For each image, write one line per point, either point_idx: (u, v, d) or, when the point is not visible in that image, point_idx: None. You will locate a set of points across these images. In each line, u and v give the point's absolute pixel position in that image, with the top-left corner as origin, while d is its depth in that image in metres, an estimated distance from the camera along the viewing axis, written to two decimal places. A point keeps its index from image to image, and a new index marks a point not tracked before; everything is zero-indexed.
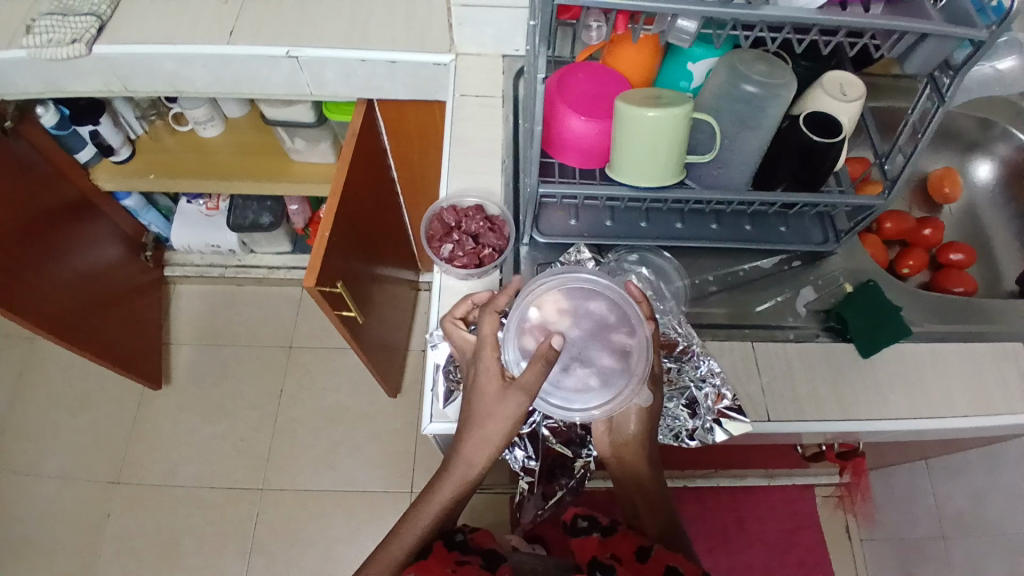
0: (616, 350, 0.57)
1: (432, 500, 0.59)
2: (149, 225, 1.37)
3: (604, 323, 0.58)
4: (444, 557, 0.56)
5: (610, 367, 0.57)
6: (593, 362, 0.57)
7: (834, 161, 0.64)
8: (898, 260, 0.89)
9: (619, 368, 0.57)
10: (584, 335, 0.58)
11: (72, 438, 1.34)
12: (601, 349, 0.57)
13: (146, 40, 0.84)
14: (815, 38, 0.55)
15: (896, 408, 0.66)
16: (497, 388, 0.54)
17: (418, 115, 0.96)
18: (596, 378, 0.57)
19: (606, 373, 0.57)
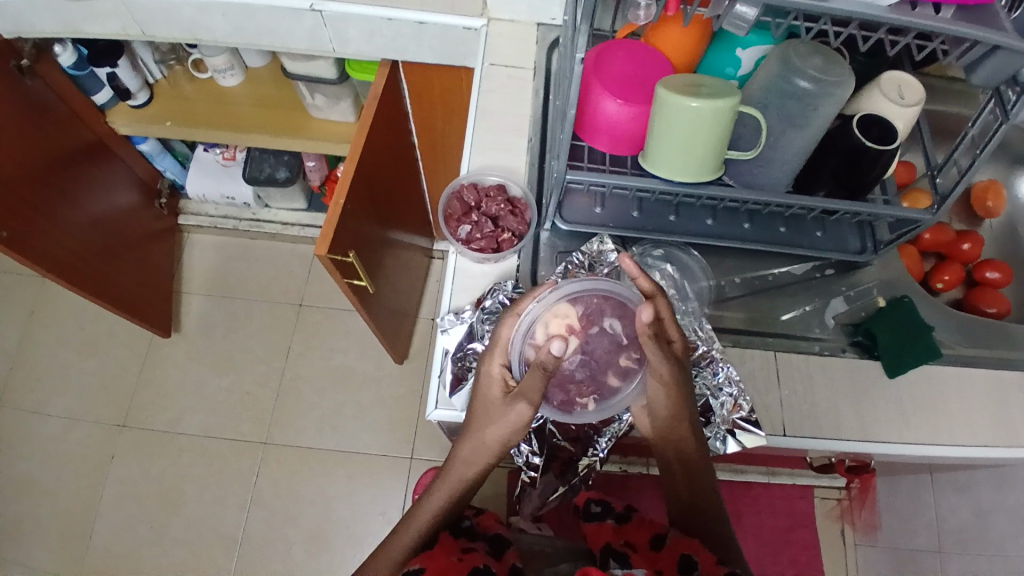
0: (624, 368, 0.55)
1: (443, 497, 0.58)
2: (165, 171, 1.35)
3: (618, 341, 0.55)
4: (450, 546, 0.60)
5: (614, 385, 0.55)
6: (596, 379, 0.55)
7: (883, 169, 0.60)
8: (932, 273, 0.85)
9: (623, 388, 0.55)
10: (591, 351, 0.55)
11: (81, 379, 1.36)
12: (609, 367, 0.55)
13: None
14: (879, 37, 0.50)
15: (918, 432, 0.64)
16: (499, 394, 0.53)
17: (443, 81, 0.92)
18: (597, 396, 0.55)
19: (608, 392, 0.55)
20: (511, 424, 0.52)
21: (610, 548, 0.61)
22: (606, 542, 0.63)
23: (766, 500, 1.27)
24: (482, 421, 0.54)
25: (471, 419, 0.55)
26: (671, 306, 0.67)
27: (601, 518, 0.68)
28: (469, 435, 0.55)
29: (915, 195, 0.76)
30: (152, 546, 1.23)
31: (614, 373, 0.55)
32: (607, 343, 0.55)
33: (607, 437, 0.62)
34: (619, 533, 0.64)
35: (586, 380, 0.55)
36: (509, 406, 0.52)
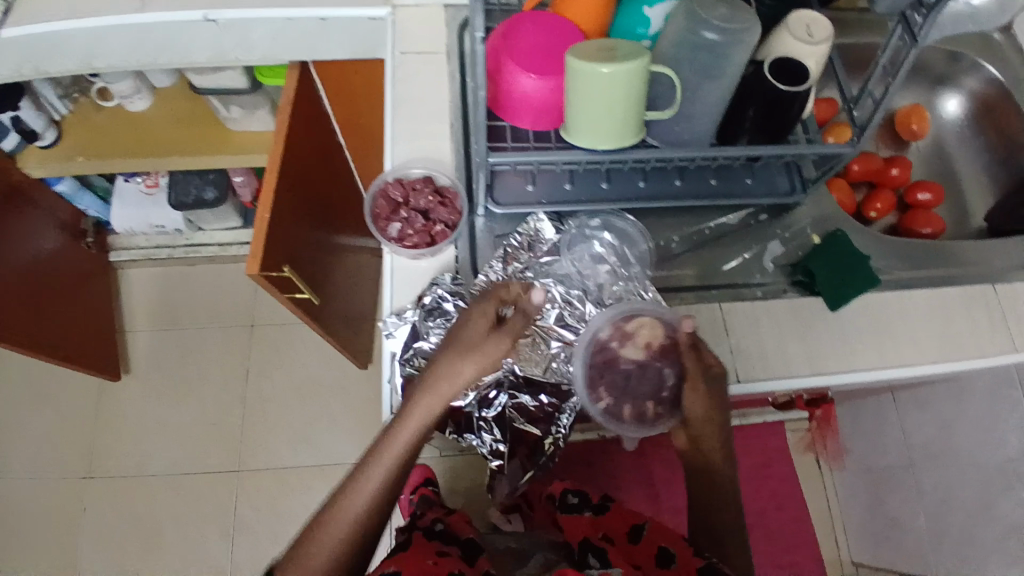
0: (641, 409, 0.59)
1: (415, 429, 0.53)
2: (86, 210, 1.28)
3: (661, 389, 0.59)
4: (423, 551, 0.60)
5: (625, 412, 0.58)
6: (625, 396, 0.59)
7: (801, 108, 0.61)
8: (865, 204, 0.87)
9: (626, 419, 0.58)
10: (638, 377, 0.59)
11: (34, 437, 1.30)
12: (639, 397, 0.59)
13: (54, 16, 0.74)
14: None
15: (865, 359, 0.66)
16: (485, 325, 0.56)
17: (359, 75, 0.89)
18: (610, 405, 0.59)
19: (618, 411, 0.58)
20: (488, 357, 0.54)
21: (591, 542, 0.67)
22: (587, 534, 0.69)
23: (741, 443, 1.31)
24: (464, 345, 0.55)
25: (444, 351, 0.55)
26: (614, 274, 0.66)
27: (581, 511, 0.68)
28: (440, 366, 0.54)
29: (836, 129, 0.77)
30: None
31: (632, 406, 0.58)
32: (654, 380, 0.59)
33: (566, 416, 0.62)
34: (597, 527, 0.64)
35: (619, 385, 0.59)
36: (494, 336, 0.55)
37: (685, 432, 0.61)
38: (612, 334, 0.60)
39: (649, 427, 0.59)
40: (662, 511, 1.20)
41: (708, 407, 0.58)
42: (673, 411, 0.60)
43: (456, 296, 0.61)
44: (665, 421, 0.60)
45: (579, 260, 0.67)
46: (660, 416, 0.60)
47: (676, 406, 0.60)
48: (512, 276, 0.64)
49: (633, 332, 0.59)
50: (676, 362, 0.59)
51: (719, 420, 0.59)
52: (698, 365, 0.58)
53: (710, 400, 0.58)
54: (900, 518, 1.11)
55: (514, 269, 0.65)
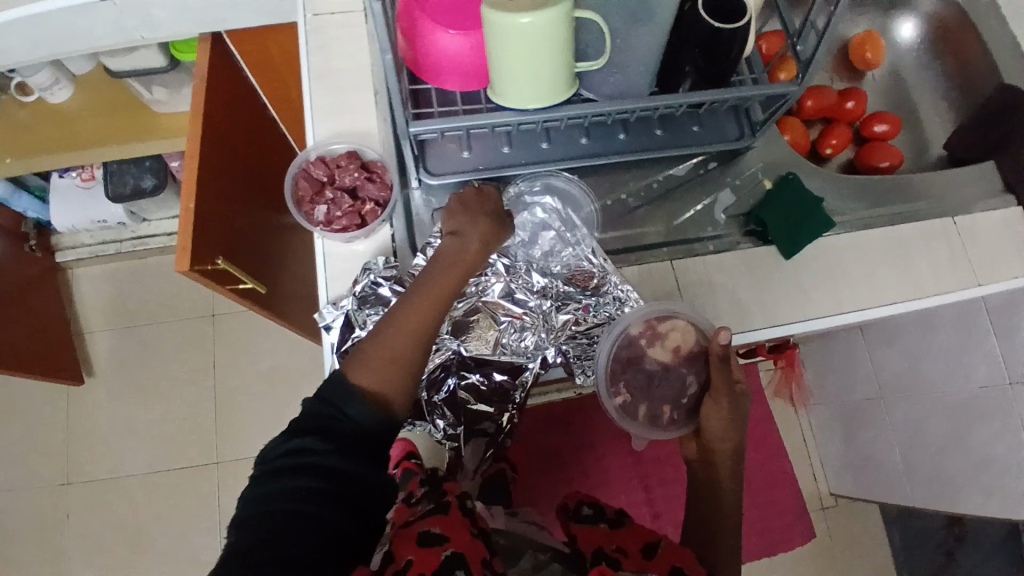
0: (656, 411, 0.59)
1: (453, 282, 0.54)
2: (26, 211, 1.22)
3: (682, 395, 0.59)
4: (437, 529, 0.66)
5: (639, 412, 0.59)
6: (643, 395, 0.59)
7: (742, 47, 0.57)
8: (820, 141, 0.84)
9: (638, 417, 0.59)
10: (657, 380, 0.59)
11: (4, 449, 1.27)
12: (658, 399, 0.59)
13: None
14: None
15: (820, 305, 0.64)
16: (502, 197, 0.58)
17: (280, 45, 0.83)
18: (626, 402, 0.59)
19: (634, 409, 0.59)
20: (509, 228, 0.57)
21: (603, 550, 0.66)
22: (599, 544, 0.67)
23: None
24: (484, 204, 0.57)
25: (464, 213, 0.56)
26: (560, 240, 0.63)
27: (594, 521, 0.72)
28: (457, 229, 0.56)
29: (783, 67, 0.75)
30: None
31: (648, 407, 0.59)
32: (677, 384, 0.59)
33: (519, 392, 0.62)
34: (612, 537, 0.67)
35: (639, 384, 0.60)
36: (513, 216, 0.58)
37: (697, 441, 0.61)
38: (643, 331, 0.60)
39: (661, 430, 0.59)
40: (643, 465, 1.21)
41: (727, 424, 0.57)
42: (690, 419, 0.60)
43: (391, 279, 0.58)
44: (680, 427, 0.60)
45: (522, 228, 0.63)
46: (674, 421, 0.59)
47: (693, 414, 0.60)
48: None
49: (663, 332, 0.59)
50: (702, 371, 0.58)
51: (735, 438, 0.58)
52: (724, 380, 0.56)
53: (729, 417, 0.57)
54: (873, 450, 1.14)
55: None
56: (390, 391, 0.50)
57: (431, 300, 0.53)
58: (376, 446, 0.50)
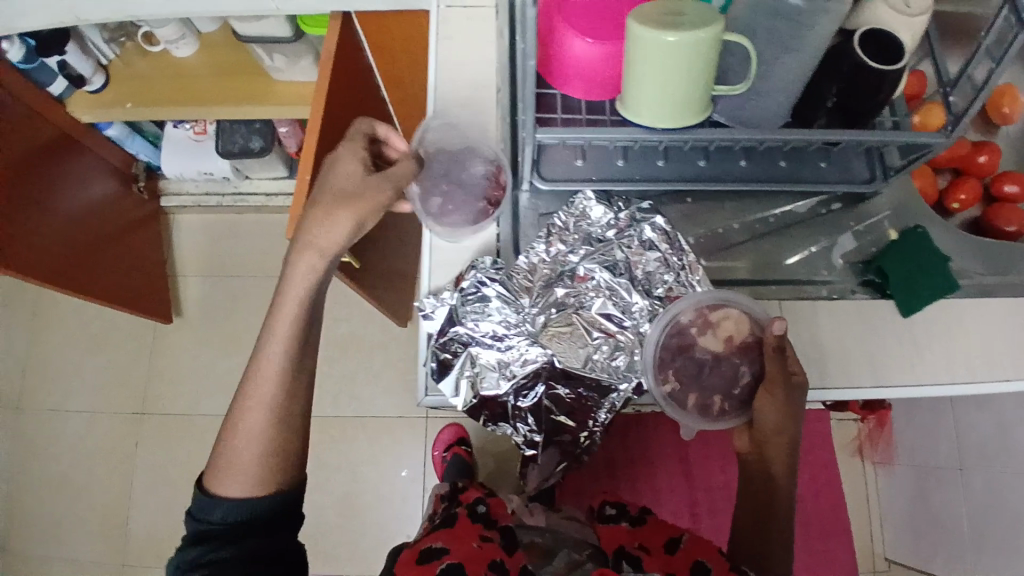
0: (706, 401, 0.59)
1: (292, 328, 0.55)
2: (138, 154, 1.29)
3: (730, 385, 0.59)
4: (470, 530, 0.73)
5: (691, 401, 0.58)
6: (692, 384, 0.59)
7: (892, 88, 0.53)
8: (948, 192, 0.77)
9: (688, 407, 0.58)
10: (703, 366, 0.59)
11: (95, 375, 1.37)
12: (707, 387, 0.59)
13: None
14: None
15: (934, 373, 0.60)
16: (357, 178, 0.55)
17: (403, 28, 0.84)
18: (676, 389, 0.58)
19: (683, 398, 0.59)
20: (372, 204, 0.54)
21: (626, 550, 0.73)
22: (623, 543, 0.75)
23: None
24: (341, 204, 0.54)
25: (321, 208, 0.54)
26: (665, 263, 0.62)
27: (617, 520, 0.80)
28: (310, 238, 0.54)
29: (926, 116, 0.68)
30: None
31: (699, 396, 0.59)
32: (727, 374, 0.59)
33: (605, 409, 0.60)
34: (635, 535, 0.76)
35: (689, 373, 0.59)
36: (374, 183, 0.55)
37: (748, 434, 0.63)
38: (694, 320, 0.59)
39: (713, 421, 0.59)
40: (695, 492, 1.18)
41: (781, 418, 0.58)
42: (739, 409, 0.60)
43: (497, 281, 0.59)
44: (729, 418, 0.60)
45: (629, 246, 0.62)
46: (724, 412, 0.60)
47: (744, 404, 0.60)
48: (556, 260, 0.61)
49: (716, 322, 0.59)
50: (755, 362, 0.59)
51: (790, 432, 0.59)
52: (780, 372, 0.56)
53: (783, 408, 0.58)
54: (943, 518, 1.07)
55: (557, 253, 0.61)
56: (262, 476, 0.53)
57: (279, 359, 0.54)
58: (275, 523, 0.54)
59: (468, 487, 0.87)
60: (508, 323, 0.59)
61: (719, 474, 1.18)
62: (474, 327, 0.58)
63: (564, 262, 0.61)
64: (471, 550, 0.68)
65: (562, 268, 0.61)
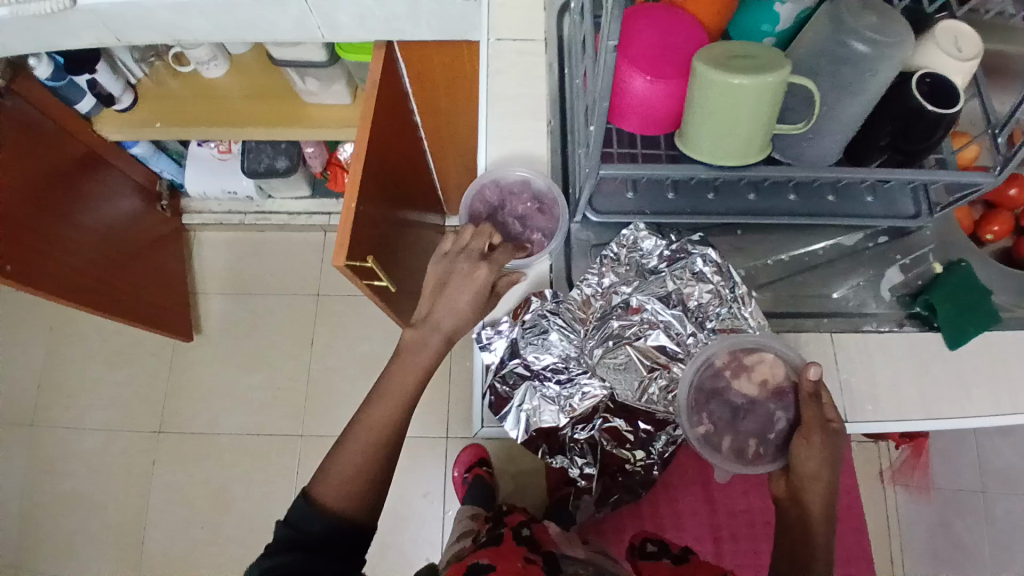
0: (741, 445, 0.57)
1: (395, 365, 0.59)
2: (162, 172, 1.30)
3: (768, 432, 0.57)
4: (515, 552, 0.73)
5: (724, 443, 0.57)
6: (726, 428, 0.58)
7: (946, 131, 0.55)
8: (980, 224, 0.77)
9: (721, 450, 0.57)
10: (736, 409, 0.58)
11: (113, 391, 1.36)
12: (742, 433, 0.57)
13: None
14: None
15: (981, 405, 0.61)
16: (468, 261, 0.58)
17: (444, 57, 0.85)
18: (709, 432, 0.58)
19: (717, 440, 0.58)
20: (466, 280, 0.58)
21: None
22: None
23: None
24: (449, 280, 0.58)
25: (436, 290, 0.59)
26: (718, 296, 0.62)
27: (659, 556, 0.80)
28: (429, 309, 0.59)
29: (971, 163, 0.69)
30: (207, 547, 1.26)
31: (733, 440, 0.57)
32: (764, 419, 0.57)
33: (663, 440, 0.63)
34: None
35: (723, 417, 0.58)
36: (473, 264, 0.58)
37: (785, 481, 0.57)
38: (728, 363, 0.59)
39: (748, 466, 0.56)
40: (717, 516, 1.11)
41: (821, 465, 0.54)
42: (778, 456, 0.57)
43: (556, 314, 0.60)
44: (767, 466, 0.57)
45: (680, 278, 0.63)
46: (760, 457, 0.57)
47: (783, 452, 0.57)
48: (607, 293, 0.62)
49: (751, 366, 0.58)
50: (792, 407, 0.56)
51: (828, 478, 0.54)
52: (815, 415, 0.54)
53: (819, 450, 0.54)
54: None
55: (609, 285, 0.62)
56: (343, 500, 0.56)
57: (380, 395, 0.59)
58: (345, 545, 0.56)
59: (514, 508, 0.90)
60: (567, 355, 0.60)
61: (741, 498, 1.12)
62: (535, 359, 0.60)
63: (616, 294, 0.62)
64: (514, 566, 0.69)
65: (614, 300, 0.62)
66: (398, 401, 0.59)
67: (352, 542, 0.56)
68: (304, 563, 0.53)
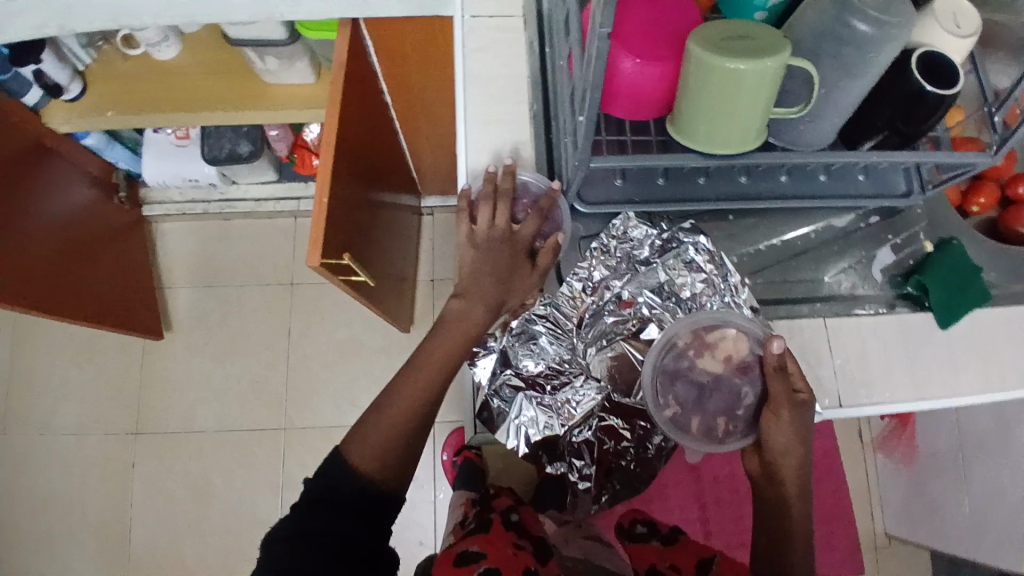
0: (711, 424, 0.56)
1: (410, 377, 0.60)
2: (117, 162, 1.22)
3: (735, 409, 0.57)
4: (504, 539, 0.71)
5: (694, 426, 0.56)
6: (693, 408, 0.56)
7: (942, 114, 0.54)
8: (966, 197, 0.76)
9: (692, 432, 0.56)
10: (703, 390, 0.56)
11: (83, 392, 1.31)
12: (709, 412, 0.56)
13: None
14: None
15: (971, 383, 0.62)
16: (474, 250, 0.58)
17: (415, 34, 0.79)
18: (678, 415, 0.56)
19: (685, 422, 0.56)
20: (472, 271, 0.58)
21: (656, 570, 0.71)
22: (653, 563, 0.72)
23: None
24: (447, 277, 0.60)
25: None
26: (711, 286, 0.60)
27: (647, 539, 0.77)
28: None
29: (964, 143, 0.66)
30: (193, 544, 1.24)
31: (702, 420, 0.56)
32: (730, 396, 0.57)
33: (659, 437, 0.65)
34: (666, 555, 0.73)
35: (689, 398, 0.56)
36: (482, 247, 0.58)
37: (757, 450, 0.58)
38: (691, 343, 0.58)
39: (719, 444, 0.56)
40: (702, 484, 1.13)
41: (790, 440, 0.55)
42: (750, 432, 0.57)
43: (546, 317, 0.60)
44: (738, 441, 0.57)
45: (673, 268, 0.61)
46: (730, 434, 0.57)
47: (753, 426, 0.57)
48: (599, 288, 0.60)
49: (714, 343, 0.57)
50: (758, 381, 0.56)
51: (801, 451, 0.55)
52: (784, 390, 0.53)
53: (799, 432, 0.54)
54: (943, 500, 1.10)
55: (600, 280, 0.60)
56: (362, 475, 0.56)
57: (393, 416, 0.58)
58: (371, 513, 0.56)
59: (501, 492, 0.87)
60: (559, 359, 0.61)
61: (726, 467, 1.13)
62: (524, 367, 0.62)
63: (608, 289, 0.60)
64: (506, 555, 0.67)
65: (607, 295, 0.60)
66: (389, 420, 0.58)
67: (380, 512, 0.56)
68: (317, 523, 0.53)
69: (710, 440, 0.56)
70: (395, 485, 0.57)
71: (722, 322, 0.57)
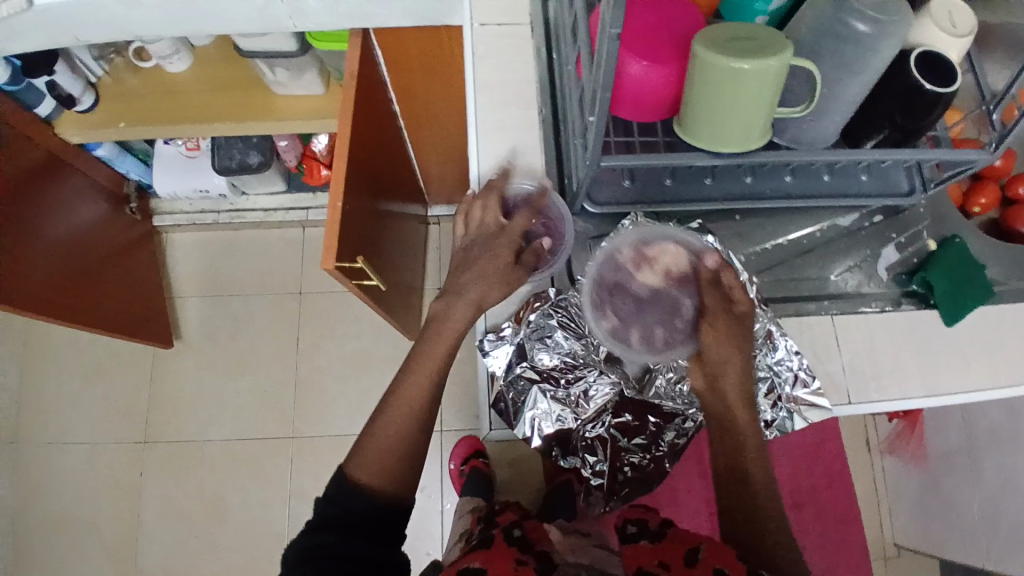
0: (648, 334, 0.57)
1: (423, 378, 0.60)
2: (128, 173, 1.24)
3: (666, 321, 0.59)
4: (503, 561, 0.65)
5: (632, 336, 0.57)
6: (630, 319, 0.57)
7: (942, 111, 0.55)
8: (968, 196, 0.77)
9: (631, 342, 0.57)
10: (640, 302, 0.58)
11: (93, 404, 1.32)
12: (643, 322, 0.57)
13: None
14: None
15: (978, 377, 0.62)
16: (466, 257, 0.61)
17: (423, 44, 0.81)
18: (615, 326, 0.57)
19: (624, 333, 0.57)
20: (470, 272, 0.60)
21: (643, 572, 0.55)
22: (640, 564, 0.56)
23: None
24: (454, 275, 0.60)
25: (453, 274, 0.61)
26: None
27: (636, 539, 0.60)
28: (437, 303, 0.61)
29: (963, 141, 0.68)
30: (202, 556, 1.23)
31: (640, 331, 0.57)
32: (665, 309, 0.59)
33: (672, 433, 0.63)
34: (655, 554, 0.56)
35: (628, 308, 0.57)
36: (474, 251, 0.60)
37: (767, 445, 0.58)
38: (630, 257, 0.59)
39: (657, 354, 0.57)
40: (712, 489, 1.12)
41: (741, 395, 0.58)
42: (681, 344, 0.59)
43: (560, 312, 0.60)
44: (671, 352, 0.58)
45: None
46: (665, 346, 0.58)
47: (684, 338, 0.59)
48: None
49: (652, 258, 0.59)
50: (694, 295, 0.59)
51: None
52: (719, 303, 0.58)
53: (735, 346, 0.58)
54: (954, 503, 1.10)
55: None
56: (371, 489, 0.56)
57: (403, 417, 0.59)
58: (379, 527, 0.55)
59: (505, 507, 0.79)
60: (574, 353, 0.60)
61: None
62: (541, 360, 0.60)
63: None
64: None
65: None
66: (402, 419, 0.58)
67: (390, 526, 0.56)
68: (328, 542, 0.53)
69: (647, 351, 0.57)
70: (408, 486, 0.58)
71: (660, 237, 0.59)
